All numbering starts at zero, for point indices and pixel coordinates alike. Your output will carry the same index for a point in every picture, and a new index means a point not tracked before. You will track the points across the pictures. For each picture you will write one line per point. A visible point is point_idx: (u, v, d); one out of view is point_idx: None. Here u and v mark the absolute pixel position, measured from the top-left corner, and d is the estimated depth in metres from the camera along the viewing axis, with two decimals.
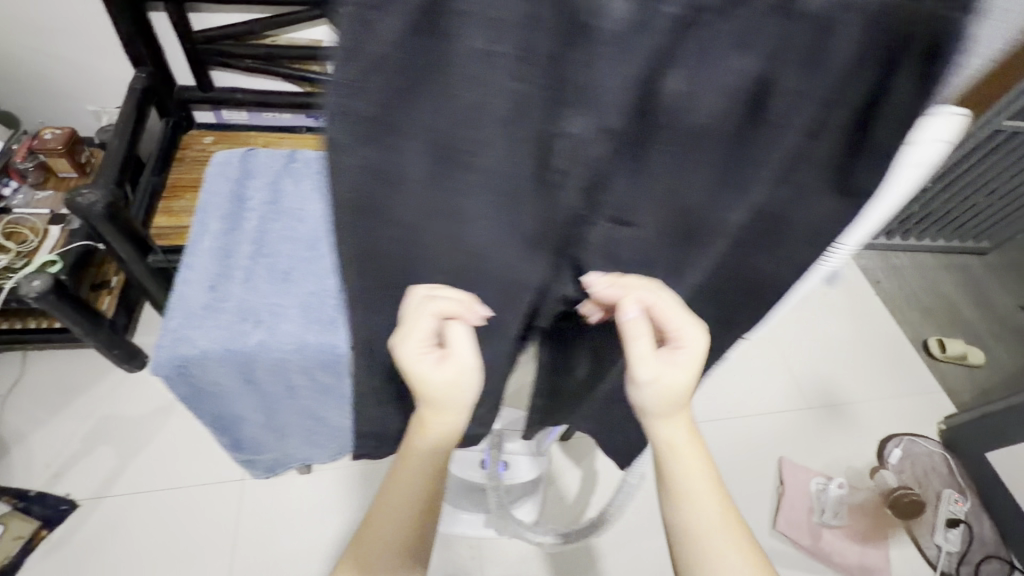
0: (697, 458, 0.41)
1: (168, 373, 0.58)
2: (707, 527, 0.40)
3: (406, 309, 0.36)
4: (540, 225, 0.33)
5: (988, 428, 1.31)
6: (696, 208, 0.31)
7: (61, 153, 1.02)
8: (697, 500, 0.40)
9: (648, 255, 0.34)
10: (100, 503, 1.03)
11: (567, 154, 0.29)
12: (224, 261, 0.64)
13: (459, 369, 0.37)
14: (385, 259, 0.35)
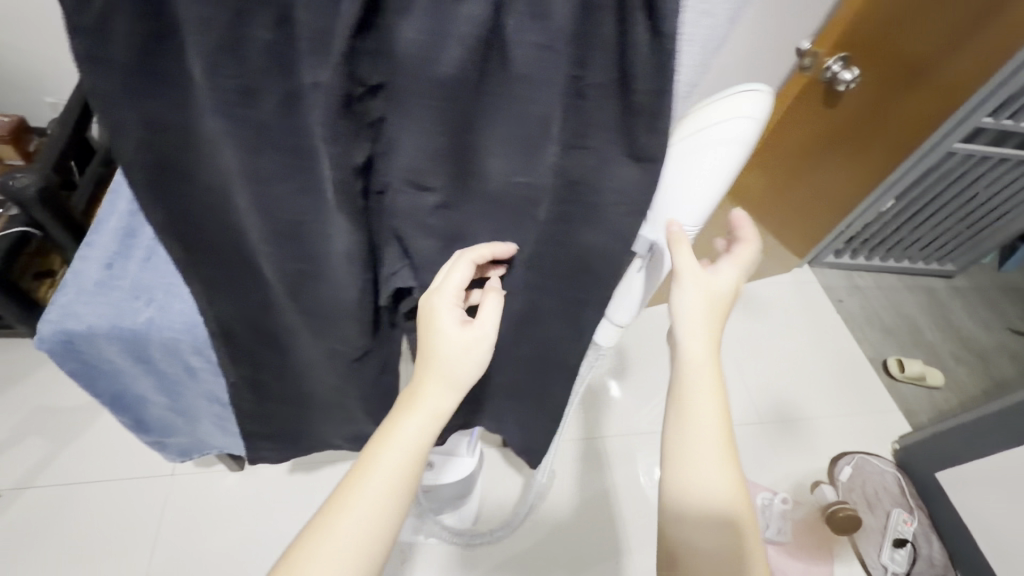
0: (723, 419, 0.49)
1: (54, 347, 0.57)
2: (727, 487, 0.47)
3: (450, 262, 0.47)
4: (298, 167, 0.39)
5: (939, 447, 1.29)
6: (428, 169, 0.39)
7: (7, 141, 1.04)
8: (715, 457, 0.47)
9: (414, 207, 0.43)
10: (21, 494, 1.01)
11: (297, 107, 0.36)
12: (125, 240, 0.63)
13: (478, 333, 0.47)
14: (205, 191, 0.45)
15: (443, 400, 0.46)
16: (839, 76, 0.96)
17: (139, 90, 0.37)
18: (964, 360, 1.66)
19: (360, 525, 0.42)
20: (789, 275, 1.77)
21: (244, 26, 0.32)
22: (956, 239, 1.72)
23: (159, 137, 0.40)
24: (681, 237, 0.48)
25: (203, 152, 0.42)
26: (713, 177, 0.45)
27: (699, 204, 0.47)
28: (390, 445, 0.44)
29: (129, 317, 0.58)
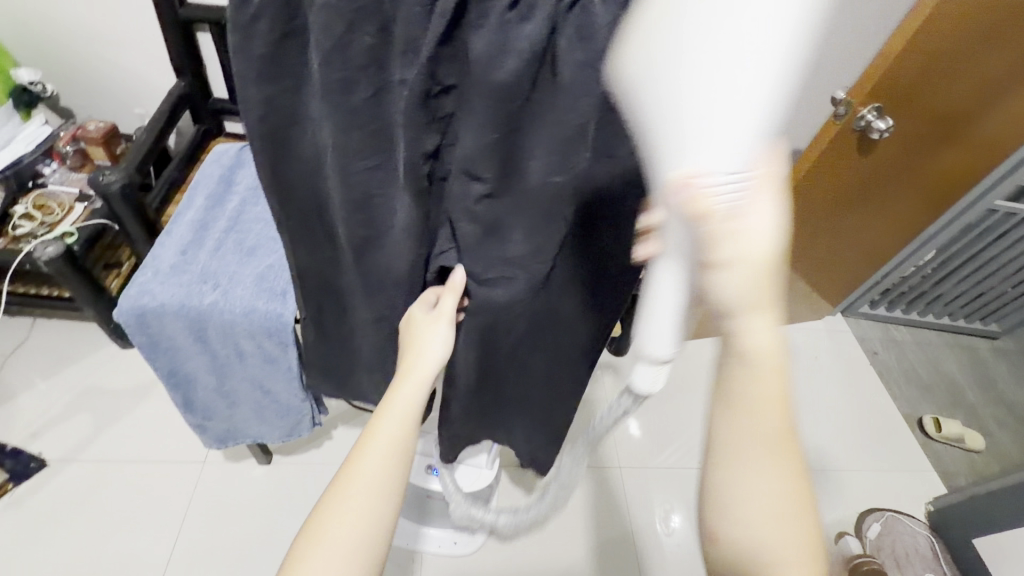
0: (785, 468, 0.38)
1: (128, 319, 0.64)
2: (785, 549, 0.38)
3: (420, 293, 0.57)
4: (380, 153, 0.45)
5: (977, 512, 1.23)
6: (481, 164, 0.42)
7: (99, 142, 1.16)
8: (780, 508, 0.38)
9: (465, 201, 0.46)
10: (66, 466, 1.08)
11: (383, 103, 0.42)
12: (201, 231, 0.71)
13: (437, 320, 0.54)
14: (298, 169, 0.49)
15: (413, 395, 0.54)
16: (874, 125, 0.99)
17: (258, 75, 0.42)
18: (1007, 425, 1.59)
19: (348, 517, 0.48)
20: (822, 322, 1.74)
21: (351, 32, 0.38)
22: (1002, 298, 1.67)
23: (268, 120, 0.45)
24: (702, 200, 0.30)
25: (306, 133, 0.47)
26: (747, 81, 0.26)
27: (742, 137, 0.28)
28: (374, 436, 0.52)
29: (196, 298, 0.65)
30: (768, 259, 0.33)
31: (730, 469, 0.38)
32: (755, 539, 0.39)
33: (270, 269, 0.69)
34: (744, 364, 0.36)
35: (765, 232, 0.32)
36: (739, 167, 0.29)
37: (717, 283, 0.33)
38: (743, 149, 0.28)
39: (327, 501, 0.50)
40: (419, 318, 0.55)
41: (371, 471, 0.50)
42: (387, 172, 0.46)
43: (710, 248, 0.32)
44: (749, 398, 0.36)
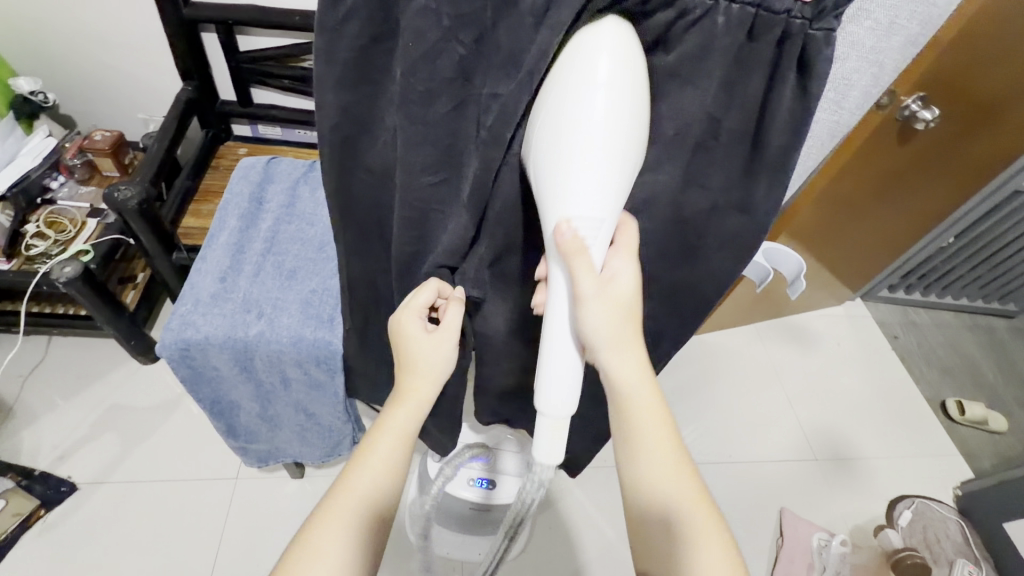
0: (679, 459, 0.47)
1: (171, 353, 0.61)
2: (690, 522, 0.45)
3: (417, 291, 0.46)
4: (448, 179, 0.41)
5: (1006, 497, 1.24)
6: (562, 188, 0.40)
7: (107, 153, 1.11)
8: (671, 489, 0.46)
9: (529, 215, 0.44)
10: (97, 489, 1.06)
11: (466, 126, 0.39)
12: (237, 256, 0.68)
13: (445, 340, 0.48)
14: (360, 187, 0.45)
15: (409, 412, 0.48)
16: (918, 115, 0.95)
17: (335, 86, 0.38)
18: None
19: (343, 533, 0.43)
20: (842, 308, 1.73)
21: (444, 42, 0.34)
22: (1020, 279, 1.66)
23: (342, 126, 0.40)
24: (580, 246, 0.36)
25: (368, 148, 0.42)
26: (596, 145, 0.33)
27: (605, 188, 0.34)
28: (363, 461, 0.46)
29: (241, 328, 0.62)
30: (628, 302, 0.43)
31: (631, 439, 0.47)
32: (657, 487, 0.46)
33: (314, 293, 0.66)
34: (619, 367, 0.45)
35: (628, 279, 0.42)
36: (607, 216, 0.36)
37: (591, 315, 0.41)
38: (607, 206, 0.35)
39: (308, 538, 0.42)
40: (416, 333, 0.47)
41: (366, 478, 0.45)
42: (450, 190, 0.42)
43: (584, 285, 0.39)
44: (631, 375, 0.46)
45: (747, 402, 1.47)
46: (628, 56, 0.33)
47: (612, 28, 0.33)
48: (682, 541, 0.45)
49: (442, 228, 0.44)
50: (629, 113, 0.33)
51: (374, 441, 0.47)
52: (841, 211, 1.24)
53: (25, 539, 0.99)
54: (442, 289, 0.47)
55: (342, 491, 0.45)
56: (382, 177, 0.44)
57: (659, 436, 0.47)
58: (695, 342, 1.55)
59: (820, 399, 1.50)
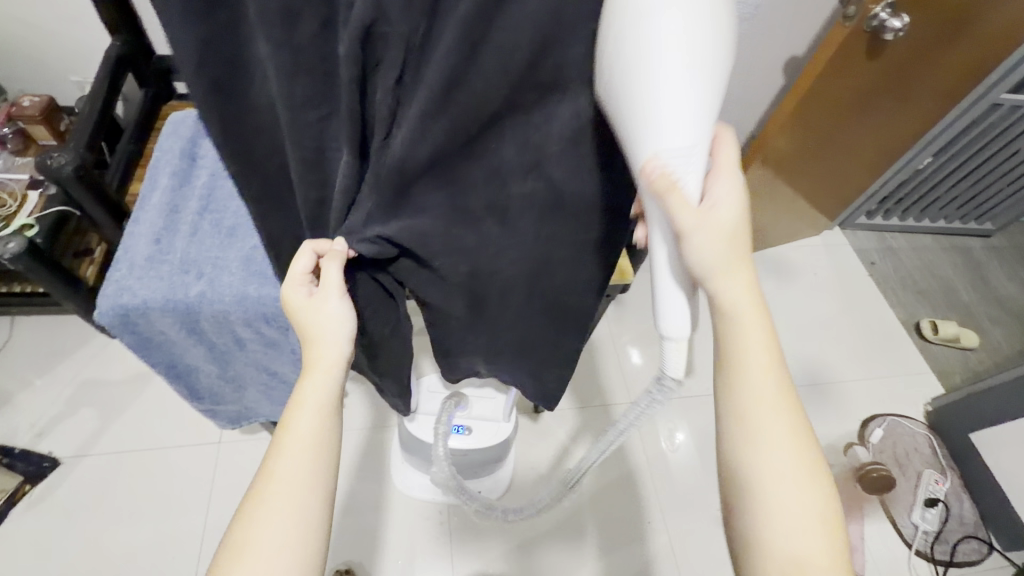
0: (798, 433, 0.45)
1: (112, 320, 0.59)
2: (795, 501, 0.44)
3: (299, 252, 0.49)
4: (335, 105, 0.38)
5: (973, 409, 1.28)
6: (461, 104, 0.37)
7: (39, 120, 1.06)
8: (784, 460, 0.44)
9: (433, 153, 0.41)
10: (79, 462, 1.06)
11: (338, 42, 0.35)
12: (171, 216, 0.65)
13: (324, 300, 0.48)
14: (253, 131, 0.42)
15: (324, 388, 0.47)
16: (887, 25, 0.92)
17: (183, 15, 0.33)
18: (1001, 321, 1.62)
19: (276, 522, 0.42)
20: (820, 238, 1.72)
21: None
22: (997, 196, 1.65)
23: (209, 65, 0.36)
24: (670, 180, 0.35)
25: (249, 86, 0.38)
26: (671, 70, 0.32)
27: (690, 119, 0.33)
28: (287, 447, 0.45)
29: (180, 291, 0.60)
30: (733, 230, 0.42)
31: (739, 385, 0.45)
32: (772, 458, 0.44)
33: (256, 250, 0.64)
34: (734, 313, 0.44)
35: (733, 208, 0.41)
36: (697, 141, 0.35)
37: (694, 248, 0.40)
38: (702, 121, 0.34)
39: (239, 542, 0.42)
40: (302, 299, 0.49)
41: (286, 464, 0.44)
42: (339, 126, 0.39)
43: (684, 223, 0.38)
44: (748, 338, 0.45)
45: None
46: None
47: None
48: (781, 517, 0.44)
49: (338, 166, 0.42)
50: (701, 9, 0.31)
51: (291, 425, 0.46)
52: (813, 135, 1.21)
53: (13, 514, 1.01)
54: (311, 256, 0.48)
55: (264, 484, 0.44)
56: (271, 118, 0.41)
57: (777, 394, 0.45)
58: None
59: (796, 328, 1.52)
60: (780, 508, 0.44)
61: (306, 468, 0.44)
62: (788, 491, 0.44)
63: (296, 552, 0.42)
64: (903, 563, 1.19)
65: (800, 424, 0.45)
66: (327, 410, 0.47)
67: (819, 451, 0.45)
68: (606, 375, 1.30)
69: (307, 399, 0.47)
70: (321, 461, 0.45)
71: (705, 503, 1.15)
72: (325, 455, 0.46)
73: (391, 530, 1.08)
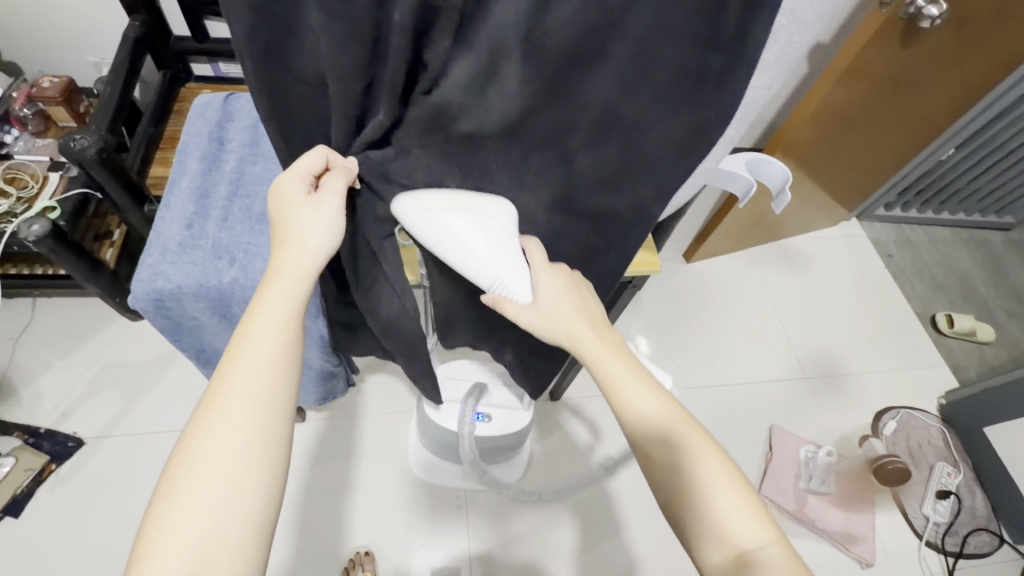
0: (698, 434, 0.46)
1: (145, 304, 0.60)
2: (716, 495, 0.44)
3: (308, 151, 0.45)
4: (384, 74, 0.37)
5: (988, 403, 1.28)
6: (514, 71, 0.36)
7: (59, 101, 1.05)
8: (691, 461, 0.45)
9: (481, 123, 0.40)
10: (103, 443, 1.08)
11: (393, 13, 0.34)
12: (202, 200, 0.65)
13: (322, 211, 0.45)
14: (301, 102, 0.41)
15: (290, 297, 0.45)
16: (924, 12, 0.92)
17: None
18: (1016, 315, 1.61)
19: (229, 427, 0.40)
20: (837, 229, 1.70)
21: None
22: (1018, 190, 1.63)
23: (261, 34, 0.35)
24: (501, 298, 0.47)
25: (296, 60, 0.38)
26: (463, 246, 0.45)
27: (488, 260, 0.46)
28: (243, 362, 0.43)
29: (213, 276, 0.60)
30: (568, 303, 0.49)
31: (625, 409, 0.47)
32: (681, 465, 0.45)
33: None
34: (591, 348, 0.48)
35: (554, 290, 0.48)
36: (498, 274, 0.46)
37: (542, 326, 0.48)
38: (497, 262, 0.46)
39: (189, 448, 0.40)
40: (295, 201, 0.45)
41: (241, 371, 0.42)
42: (388, 96, 0.39)
43: (523, 319, 0.48)
44: (612, 365, 0.48)
45: (739, 326, 1.48)
46: (445, 189, 0.45)
47: (411, 191, 0.45)
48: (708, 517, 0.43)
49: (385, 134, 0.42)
50: (465, 213, 0.45)
51: (248, 331, 0.44)
52: (839, 122, 1.19)
53: (39, 493, 1.02)
54: (317, 161, 0.44)
55: (215, 388, 0.42)
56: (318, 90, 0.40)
57: (659, 408, 0.46)
58: (688, 271, 1.55)
59: (811, 319, 1.52)
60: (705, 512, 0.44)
61: (263, 376, 0.42)
62: (705, 490, 0.44)
63: (249, 460, 0.40)
64: (913, 554, 1.21)
65: (694, 426, 0.46)
66: (290, 319, 0.45)
67: (721, 449, 0.46)
68: None
69: (271, 305, 0.44)
70: (281, 370, 0.43)
71: None
72: (285, 364, 0.44)
73: (409, 513, 1.10)
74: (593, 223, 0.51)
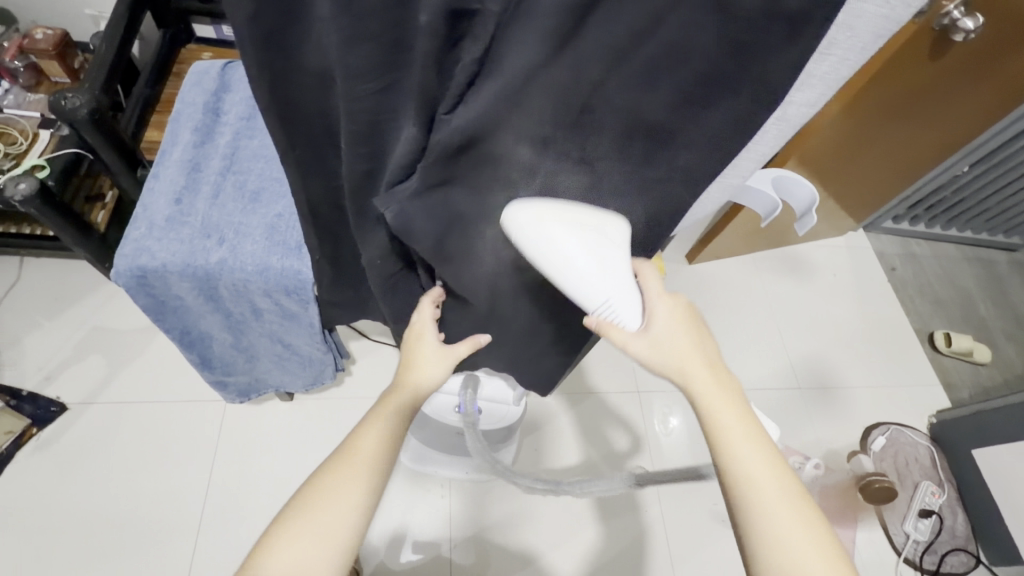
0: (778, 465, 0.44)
1: (127, 279, 0.57)
2: (792, 535, 0.42)
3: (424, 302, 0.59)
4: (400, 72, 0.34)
5: (978, 426, 1.28)
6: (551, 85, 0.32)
7: (52, 55, 1.01)
8: (770, 494, 0.43)
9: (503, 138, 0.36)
10: (87, 409, 1.07)
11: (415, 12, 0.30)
12: (194, 174, 0.62)
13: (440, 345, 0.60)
14: (303, 90, 0.38)
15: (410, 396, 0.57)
16: (958, 25, 0.88)
17: None
18: (1015, 339, 1.60)
19: (349, 488, 0.49)
20: (843, 239, 1.68)
21: None
22: None
23: (265, 18, 0.32)
24: (606, 324, 0.43)
25: (300, 41, 0.34)
26: (563, 262, 0.39)
27: (600, 282, 0.40)
28: (371, 433, 0.53)
29: (200, 255, 0.58)
30: (678, 335, 0.47)
31: (711, 429, 0.46)
32: (760, 493, 0.43)
33: (279, 218, 0.61)
34: (699, 388, 0.47)
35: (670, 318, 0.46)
36: (613, 297, 0.41)
37: (652, 354, 0.46)
38: (607, 284, 0.40)
39: (313, 495, 0.48)
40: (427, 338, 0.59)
41: (370, 443, 0.52)
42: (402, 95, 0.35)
43: (634, 345, 0.45)
44: (721, 414, 0.46)
45: (736, 331, 1.47)
46: (548, 204, 0.39)
47: (525, 202, 0.39)
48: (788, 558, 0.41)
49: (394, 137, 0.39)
50: (570, 228, 0.39)
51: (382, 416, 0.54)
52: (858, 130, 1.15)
53: (20, 455, 1.01)
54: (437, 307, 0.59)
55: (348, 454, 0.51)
56: (321, 80, 0.37)
57: (744, 436, 0.45)
58: (689, 272, 1.53)
59: (809, 329, 1.50)
60: (783, 549, 0.41)
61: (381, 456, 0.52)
62: (782, 530, 0.42)
63: (347, 522, 0.48)
64: (890, 569, 1.22)
65: (775, 459, 0.45)
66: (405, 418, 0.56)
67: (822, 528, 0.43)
68: (614, 363, 1.29)
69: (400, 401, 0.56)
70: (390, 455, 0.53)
71: (702, 500, 1.16)
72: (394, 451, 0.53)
73: (392, 498, 1.09)
74: None
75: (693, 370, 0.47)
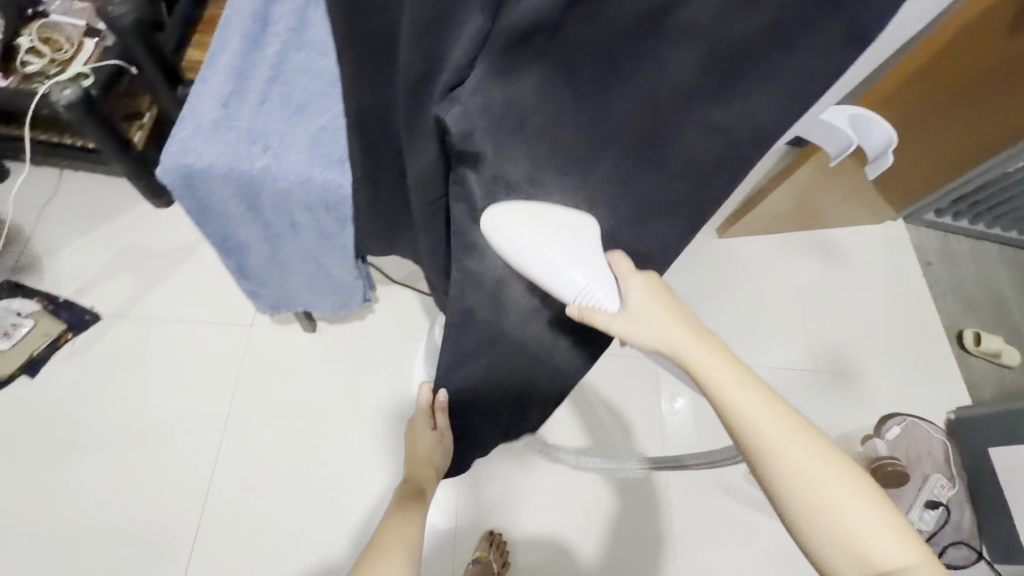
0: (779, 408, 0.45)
1: (174, 179, 0.58)
2: (810, 473, 0.44)
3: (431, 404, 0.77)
4: None
5: (997, 424, 1.25)
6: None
7: None
8: (781, 441, 0.44)
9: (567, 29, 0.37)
10: (119, 321, 1.10)
11: None
12: (240, 80, 0.61)
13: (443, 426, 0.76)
14: None
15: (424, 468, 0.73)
16: None
17: None
18: None
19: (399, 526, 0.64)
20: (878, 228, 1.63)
21: None
22: None
23: None
24: (589, 308, 0.44)
25: None
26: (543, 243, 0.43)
27: (573, 261, 0.44)
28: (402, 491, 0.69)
29: (246, 161, 0.58)
30: (660, 302, 0.46)
31: (718, 393, 0.45)
32: (772, 446, 0.44)
33: (324, 132, 0.60)
34: (693, 352, 0.45)
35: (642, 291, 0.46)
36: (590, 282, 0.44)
37: (643, 330, 0.45)
38: (581, 270, 0.44)
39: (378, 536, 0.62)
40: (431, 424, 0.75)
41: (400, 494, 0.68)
42: None
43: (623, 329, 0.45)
44: (722, 379, 0.45)
45: (758, 309, 1.45)
46: (519, 207, 0.45)
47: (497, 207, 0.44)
48: (809, 493, 0.44)
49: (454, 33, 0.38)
50: (540, 219, 0.44)
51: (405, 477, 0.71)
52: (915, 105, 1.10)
53: (54, 359, 1.05)
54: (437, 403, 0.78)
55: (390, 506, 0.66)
56: None
57: (745, 393, 0.45)
58: (717, 246, 1.50)
59: (833, 315, 1.47)
60: (803, 483, 0.44)
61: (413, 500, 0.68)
62: (799, 470, 0.44)
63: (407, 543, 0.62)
64: None
65: (771, 399, 0.45)
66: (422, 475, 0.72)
67: (830, 440, 0.45)
68: None
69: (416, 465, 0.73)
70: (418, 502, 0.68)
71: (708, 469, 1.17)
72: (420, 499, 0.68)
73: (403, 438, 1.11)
74: (654, 168, 0.47)
75: (682, 336, 0.45)
